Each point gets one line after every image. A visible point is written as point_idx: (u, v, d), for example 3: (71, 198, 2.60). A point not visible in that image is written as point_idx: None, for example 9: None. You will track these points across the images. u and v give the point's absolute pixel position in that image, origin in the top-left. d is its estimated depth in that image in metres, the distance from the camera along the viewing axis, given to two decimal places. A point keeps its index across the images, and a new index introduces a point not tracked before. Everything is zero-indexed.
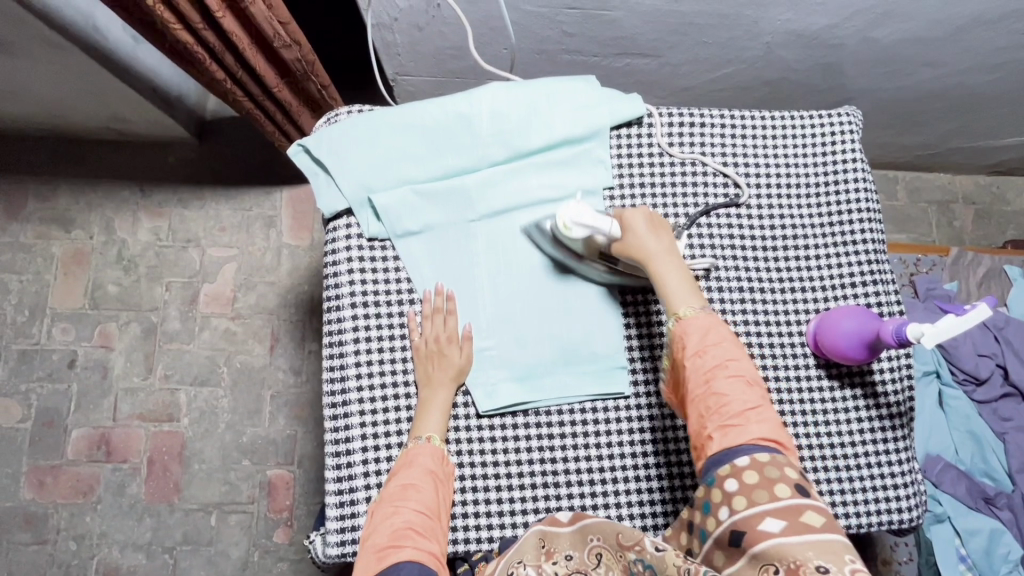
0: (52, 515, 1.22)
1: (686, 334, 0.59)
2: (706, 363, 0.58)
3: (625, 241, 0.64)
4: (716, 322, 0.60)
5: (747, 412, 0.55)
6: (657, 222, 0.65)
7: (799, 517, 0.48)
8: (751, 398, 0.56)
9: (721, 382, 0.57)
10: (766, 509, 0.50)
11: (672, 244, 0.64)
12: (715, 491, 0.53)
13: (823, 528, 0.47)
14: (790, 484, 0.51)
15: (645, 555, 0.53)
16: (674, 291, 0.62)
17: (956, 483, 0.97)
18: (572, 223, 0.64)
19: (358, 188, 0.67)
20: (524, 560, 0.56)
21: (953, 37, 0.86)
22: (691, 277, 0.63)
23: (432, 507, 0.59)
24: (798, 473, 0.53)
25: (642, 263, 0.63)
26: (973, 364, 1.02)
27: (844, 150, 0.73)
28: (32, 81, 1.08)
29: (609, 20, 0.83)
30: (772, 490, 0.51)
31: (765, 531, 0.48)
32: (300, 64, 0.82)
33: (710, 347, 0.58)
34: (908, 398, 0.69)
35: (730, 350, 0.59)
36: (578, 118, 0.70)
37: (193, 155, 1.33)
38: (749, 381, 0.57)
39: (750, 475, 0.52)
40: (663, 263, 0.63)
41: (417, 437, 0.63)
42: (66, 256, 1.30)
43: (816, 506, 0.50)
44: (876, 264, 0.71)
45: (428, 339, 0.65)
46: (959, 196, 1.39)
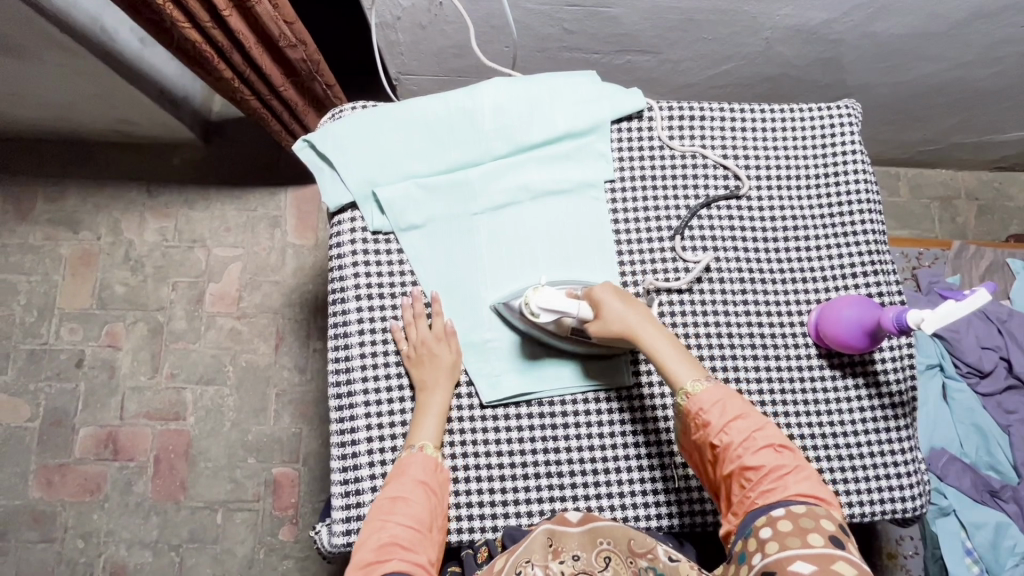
0: (60, 513, 1.22)
1: (702, 409, 0.58)
2: (732, 434, 0.57)
3: (603, 321, 0.62)
4: (730, 394, 0.59)
5: (783, 474, 0.56)
6: (625, 294, 0.64)
7: (830, 563, 0.47)
8: (783, 462, 0.56)
9: (751, 452, 0.56)
10: (798, 553, 0.49)
11: (649, 315, 0.63)
12: (750, 541, 0.52)
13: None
14: (825, 534, 0.50)
15: (656, 563, 0.54)
16: (672, 363, 0.61)
17: (961, 476, 0.97)
18: (539, 308, 0.62)
19: (362, 182, 0.68)
20: (533, 560, 0.55)
21: (952, 30, 0.86)
22: (681, 347, 0.62)
23: (423, 520, 0.59)
24: (836, 526, 0.51)
25: (627, 341, 0.62)
26: (976, 357, 1.02)
27: (844, 142, 0.74)
28: (41, 84, 1.10)
29: (609, 17, 0.84)
30: (805, 538, 0.50)
31: (795, 571, 0.47)
32: (305, 63, 0.84)
33: (734, 418, 0.58)
34: (910, 388, 0.69)
35: (754, 419, 0.58)
36: (579, 112, 0.71)
37: (199, 157, 1.35)
38: (778, 447, 0.57)
39: (784, 523, 0.51)
40: (651, 336, 0.62)
41: (410, 446, 0.63)
42: (74, 257, 1.31)
43: (852, 558, 0.48)
44: (876, 254, 0.72)
45: (418, 344, 0.66)
46: (961, 192, 1.39)
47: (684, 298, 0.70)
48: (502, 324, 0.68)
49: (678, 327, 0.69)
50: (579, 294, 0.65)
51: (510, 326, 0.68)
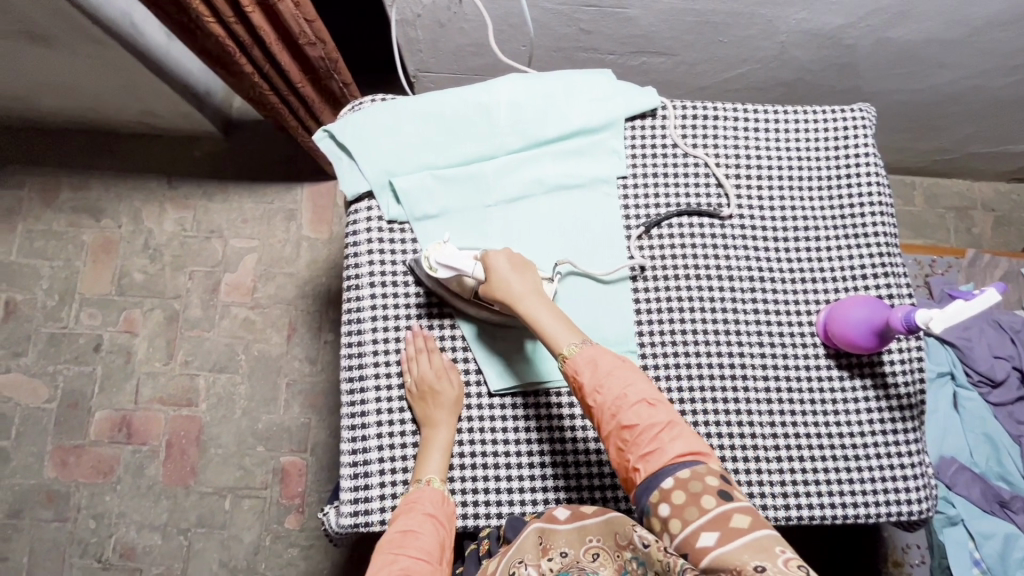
0: (74, 494, 1.25)
1: (577, 371, 0.59)
2: (608, 395, 0.58)
3: (490, 284, 0.63)
4: (603, 351, 0.60)
5: (658, 434, 0.56)
6: (521, 262, 0.65)
7: (729, 523, 0.49)
8: (658, 418, 0.57)
9: (627, 413, 0.57)
10: (700, 524, 0.50)
11: (537, 283, 0.64)
12: (653, 521, 0.53)
13: (751, 527, 0.48)
14: (715, 493, 0.52)
15: (637, 552, 0.50)
16: (549, 328, 0.62)
17: (970, 485, 0.96)
18: (436, 262, 0.65)
19: (379, 172, 0.70)
20: (525, 559, 0.56)
21: (971, 38, 0.86)
22: (564, 315, 0.63)
23: (433, 551, 0.59)
24: (720, 479, 0.53)
25: (509, 305, 0.63)
26: (988, 365, 1.01)
27: (857, 144, 0.74)
28: (71, 74, 1.13)
29: (625, 18, 0.85)
30: (700, 504, 0.51)
31: (704, 546, 0.48)
32: (323, 61, 0.86)
33: (607, 378, 0.58)
34: (918, 391, 0.69)
35: (625, 376, 0.59)
36: (593, 110, 0.73)
37: (219, 149, 1.38)
38: (652, 402, 0.58)
39: (678, 495, 0.52)
40: (535, 302, 0.62)
41: (418, 480, 0.64)
42: (96, 244, 1.35)
43: (739, 507, 0.50)
44: (887, 256, 0.72)
45: (421, 380, 0.65)
46: (978, 202, 1.37)
47: (692, 294, 0.70)
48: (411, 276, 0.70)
49: (686, 322, 0.70)
50: (478, 256, 0.66)
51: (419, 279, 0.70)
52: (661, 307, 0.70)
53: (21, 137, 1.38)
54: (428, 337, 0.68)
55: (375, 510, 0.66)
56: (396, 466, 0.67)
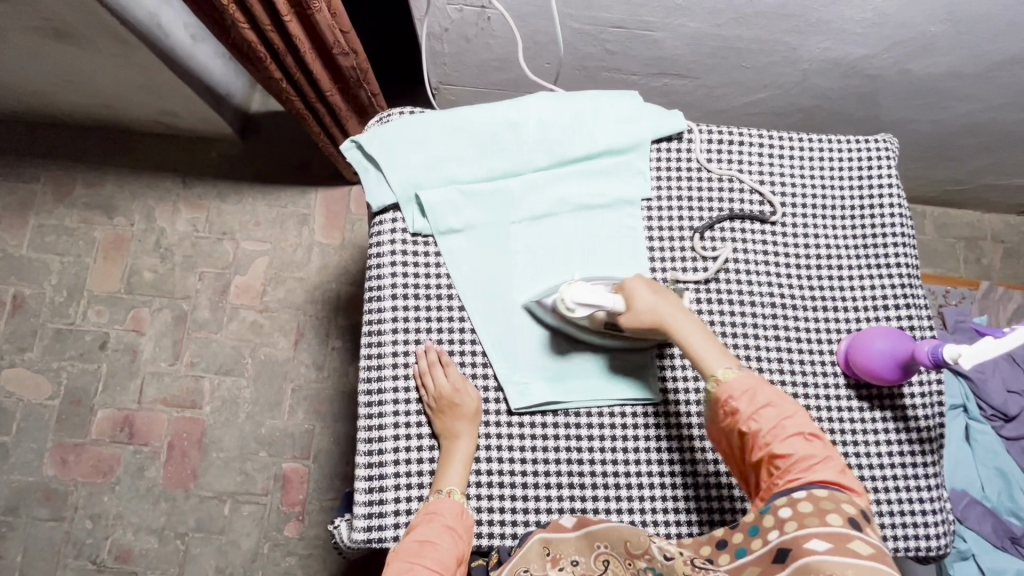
0: (71, 493, 1.24)
1: (732, 397, 0.57)
2: (762, 421, 0.56)
3: (635, 311, 0.62)
4: (761, 381, 0.58)
5: (811, 464, 0.55)
6: (660, 287, 0.64)
7: (846, 542, 0.48)
8: (813, 452, 0.55)
9: (780, 441, 0.55)
10: (815, 532, 0.50)
11: (678, 302, 0.64)
12: (767, 517, 0.54)
13: (871, 556, 0.47)
14: (845, 517, 0.51)
15: (654, 563, 0.55)
16: (701, 350, 0.61)
17: (981, 519, 0.96)
18: (573, 302, 0.63)
19: (405, 184, 0.70)
20: (530, 568, 0.58)
21: (990, 74, 0.87)
22: (714, 337, 0.62)
23: (449, 565, 0.58)
24: (857, 510, 0.52)
25: (656, 326, 0.62)
26: (1002, 400, 1.01)
27: (880, 175, 0.75)
28: (94, 73, 1.14)
29: (651, 40, 0.86)
30: (825, 519, 0.51)
31: (811, 548, 0.49)
32: (354, 71, 0.86)
33: (763, 406, 0.57)
34: (938, 424, 0.69)
35: (784, 406, 0.57)
36: (620, 131, 0.73)
37: (234, 151, 1.38)
38: (809, 435, 0.56)
39: (806, 505, 0.52)
40: (683, 323, 0.62)
41: (438, 492, 0.63)
42: (107, 241, 1.35)
43: (868, 539, 0.49)
44: (909, 289, 0.72)
45: (438, 394, 0.65)
46: (988, 233, 1.38)
47: (714, 318, 0.70)
48: (530, 321, 0.69)
49: None
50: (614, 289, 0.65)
51: (540, 322, 0.69)
52: None
53: (37, 131, 1.38)
54: (440, 352, 0.68)
55: (389, 525, 0.65)
56: (412, 480, 0.66)
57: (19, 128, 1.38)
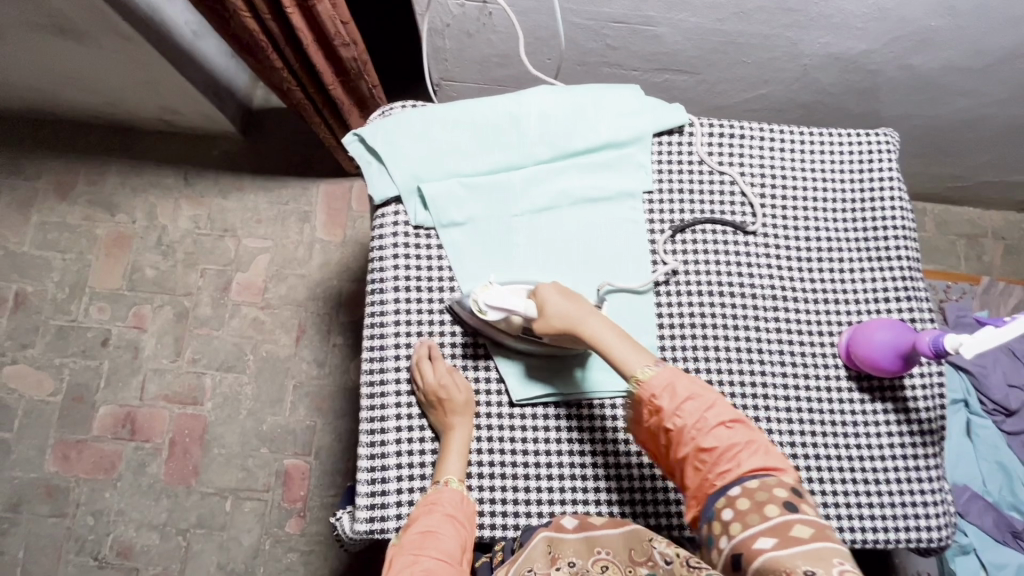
0: (73, 489, 1.24)
1: (654, 395, 0.59)
2: (686, 416, 0.57)
3: (547, 316, 0.62)
4: (677, 373, 0.60)
5: (734, 452, 0.55)
6: (569, 288, 0.65)
7: (788, 531, 0.49)
8: (736, 439, 0.56)
9: (704, 435, 0.56)
10: (759, 529, 0.50)
11: (591, 305, 0.64)
12: (714, 525, 0.53)
13: (812, 538, 0.48)
14: (779, 503, 0.52)
15: (656, 570, 0.53)
16: (617, 347, 0.61)
17: (982, 514, 0.96)
18: (486, 304, 0.64)
19: (408, 177, 0.70)
20: (533, 568, 0.56)
21: (991, 68, 0.88)
22: (629, 337, 0.63)
23: (453, 554, 0.58)
24: (789, 491, 0.53)
25: (569, 331, 0.62)
26: (1003, 394, 1.01)
27: (880, 168, 0.75)
28: (96, 69, 1.14)
29: (652, 35, 0.86)
30: (763, 512, 0.51)
31: (760, 548, 0.49)
32: (354, 63, 0.86)
33: (685, 401, 0.58)
34: (939, 416, 0.69)
35: (703, 398, 0.58)
36: (623, 124, 0.73)
37: (236, 148, 1.39)
38: (729, 424, 0.57)
39: (743, 501, 0.52)
40: (596, 325, 0.62)
41: (436, 482, 0.64)
42: (109, 238, 1.35)
43: (806, 519, 0.50)
44: (910, 283, 0.72)
45: (430, 388, 0.65)
46: (988, 230, 1.38)
47: (715, 311, 0.70)
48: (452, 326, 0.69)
49: (711, 340, 0.70)
50: (528, 294, 0.65)
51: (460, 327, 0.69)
52: (686, 325, 0.70)
53: (39, 128, 1.38)
54: (431, 346, 0.68)
55: (391, 516, 0.65)
56: (414, 472, 0.66)
57: (21, 125, 1.38)
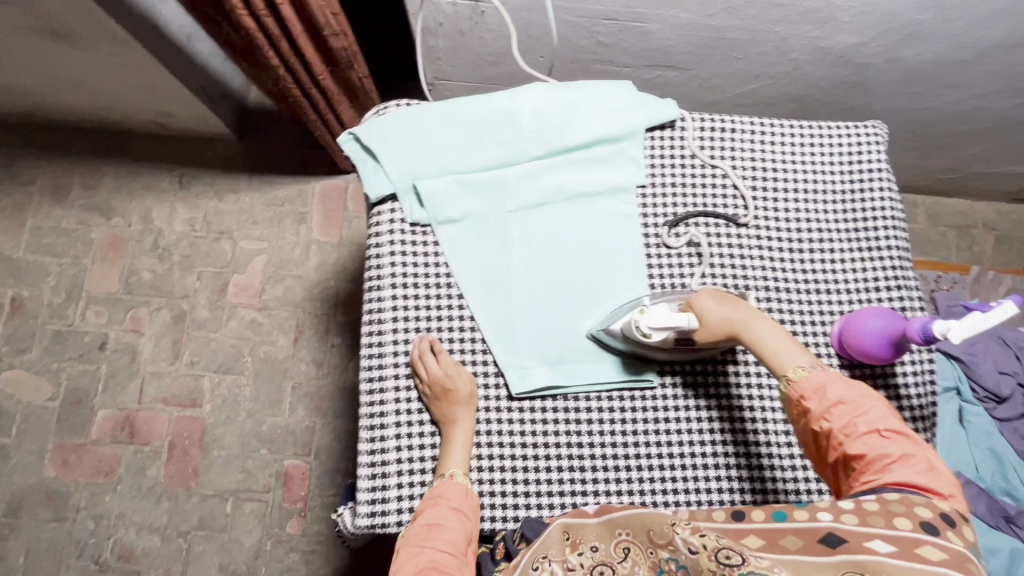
0: (73, 493, 1.24)
1: (803, 396, 0.58)
2: (834, 420, 0.56)
3: (707, 325, 0.64)
4: (836, 378, 0.58)
5: (885, 463, 0.54)
6: (728, 295, 0.65)
7: (913, 548, 0.46)
8: (890, 450, 0.54)
9: (853, 440, 0.55)
10: (880, 533, 0.48)
11: (752, 308, 0.64)
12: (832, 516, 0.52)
13: (941, 563, 0.44)
14: (916, 520, 0.48)
15: (678, 555, 0.50)
16: (782, 353, 0.61)
17: (976, 500, 0.97)
18: (649, 328, 0.65)
19: (403, 175, 0.71)
20: (549, 555, 0.56)
21: (977, 61, 0.89)
22: (793, 337, 0.63)
23: (459, 547, 0.59)
24: (935, 514, 0.49)
25: (733, 336, 0.64)
26: (994, 381, 1.03)
27: (871, 159, 0.76)
28: (90, 73, 1.14)
29: (644, 32, 0.87)
30: (892, 521, 0.49)
31: (871, 547, 0.46)
32: (344, 53, 0.87)
33: (836, 404, 0.56)
34: (930, 402, 0.70)
35: (861, 404, 0.56)
36: (615, 119, 0.74)
37: (231, 150, 1.39)
38: (887, 435, 0.55)
39: (871, 504, 0.50)
40: (758, 328, 0.63)
41: (441, 476, 0.64)
42: (105, 242, 1.35)
43: (942, 546, 0.46)
44: (900, 271, 0.73)
45: (432, 380, 0.65)
46: (979, 221, 1.40)
47: None
48: (598, 347, 0.69)
49: None
50: (684, 306, 0.66)
51: (608, 347, 0.69)
52: None
53: (33, 133, 1.38)
54: (432, 340, 0.68)
55: (393, 511, 0.66)
56: (414, 466, 0.67)
57: (14, 130, 1.38)
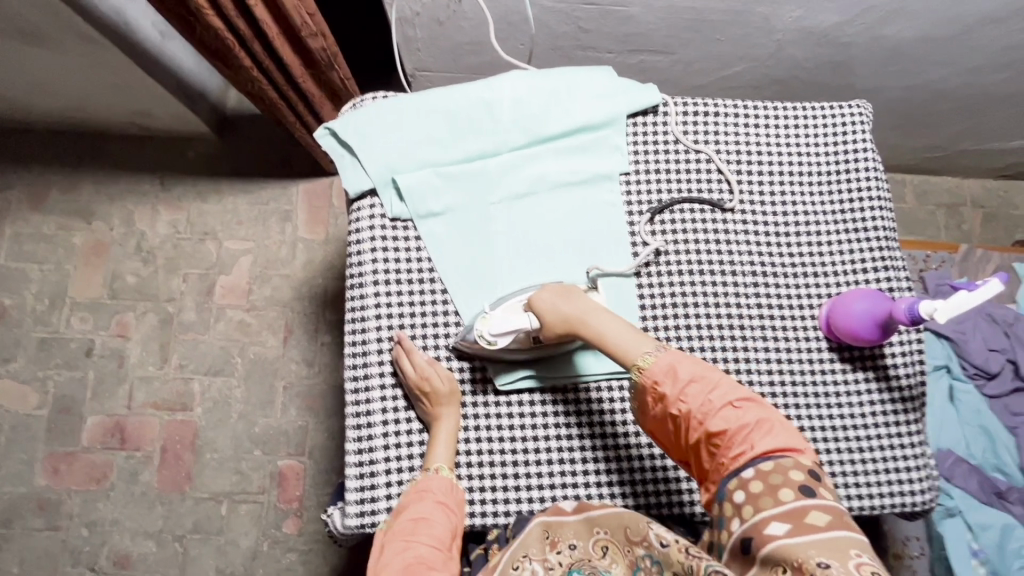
0: (65, 501, 1.23)
1: (657, 381, 0.58)
2: (691, 400, 0.56)
3: (549, 323, 0.63)
4: (681, 357, 0.59)
5: (746, 434, 0.54)
6: (566, 289, 0.65)
7: (803, 518, 0.47)
8: (745, 420, 0.55)
9: (712, 417, 0.55)
10: (773, 513, 0.49)
11: (591, 302, 0.64)
12: (726, 506, 0.52)
13: (829, 525, 0.46)
14: (795, 487, 0.50)
15: (652, 550, 0.52)
16: (624, 341, 0.61)
17: (967, 477, 0.98)
18: (492, 335, 0.65)
19: (382, 169, 0.70)
20: (529, 553, 0.56)
21: (962, 36, 0.88)
22: (631, 326, 0.63)
23: (444, 540, 0.58)
24: (805, 475, 0.51)
25: (577, 331, 0.63)
26: (983, 359, 1.03)
27: (855, 139, 0.75)
28: (62, 74, 1.11)
29: (624, 16, 0.86)
30: (777, 496, 0.50)
31: (771, 534, 0.47)
32: (323, 53, 0.85)
33: (688, 383, 0.57)
34: (919, 382, 0.70)
35: (707, 379, 0.57)
36: (596, 106, 0.73)
37: (212, 150, 1.36)
38: (738, 404, 0.56)
39: (755, 484, 0.51)
40: (599, 320, 0.63)
41: (426, 470, 0.64)
42: (86, 247, 1.33)
43: (822, 504, 0.48)
44: (887, 252, 0.73)
45: (410, 381, 0.65)
46: (967, 199, 1.40)
47: (694, 288, 0.71)
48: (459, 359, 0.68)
49: (691, 319, 0.70)
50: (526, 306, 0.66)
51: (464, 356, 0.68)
52: (667, 304, 0.70)
53: (9, 137, 1.35)
54: (406, 340, 0.67)
55: (382, 509, 0.65)
56: (402, 464, 0.66)
57: None
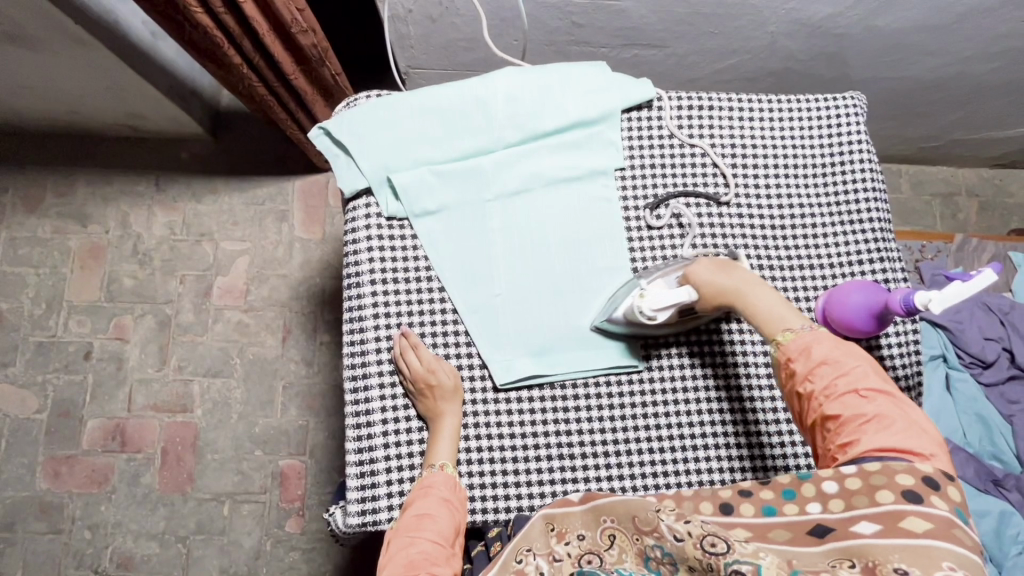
0: (67, 505, 1.23)
1: (789, 357, 0.57)
2: (815, 382, 0.55)
3: (704, 294, 0.63)
4: (821, 337, 0.56)
5: (861, 426, 0.52)
6: (723, 262, 0.64)
7: (897, 522, 0.45)
8: (866, 410, 0.53)
9: (831, 401, 0.54)
10: (864, 513, 0.47)
11: (749, 275, 0.63)
12: (807, 486, 0.51)
13: (924, 534, 0.44)
14: (898, 491, 0.47)
15: (662, 542, 0.49)
16: (776, 318, 0.59)
17: (965, 465, 0.98)
18: (652, 311, 0.64)
19: (377, 168, 0.70)
20: (533, 548, 0.56)
21: (954, 25, 0.88)
22: (787, 299, 0.61)
23: (449, 536, 0.59)
24: (919, 480, 0.48)
25: (730, 302, 0.62)
26: (979, 347, 1.04)
27: (850, 131, 0.75)
28: (53, 77, 1.11)
29: (617, 10, 0.85)
30: (875, 497, 0.48)
31: (856, 531, 0.46)
32: (315, 50, 0.85)
33: (817, 365, 0.55)
34: (915, 371, 0.70)
35: (842, 364, 0.55)
36: (589, 102, 0.73)
37: (206, 150, 1.36)
38: (866, 394, 0.53)
39: (853, 481, 0.49)
40: (754, 292, 0.61)
41: (430, 466, 0.64)
42: (82, 250, 1.32)
43: (927, 513, 0.45)
44: (883, 244, 0.73)
45: (414, 376, 0.65)
46: (962, 188, 1.40)
47: None
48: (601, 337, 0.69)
49: None
50: (680, 279, 0.65)
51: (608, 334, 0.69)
52: None
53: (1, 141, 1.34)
54: (412, 337, 0.67)
55: (383, 508, 0.65)
56: (403, 463, 0.66)
57: None
